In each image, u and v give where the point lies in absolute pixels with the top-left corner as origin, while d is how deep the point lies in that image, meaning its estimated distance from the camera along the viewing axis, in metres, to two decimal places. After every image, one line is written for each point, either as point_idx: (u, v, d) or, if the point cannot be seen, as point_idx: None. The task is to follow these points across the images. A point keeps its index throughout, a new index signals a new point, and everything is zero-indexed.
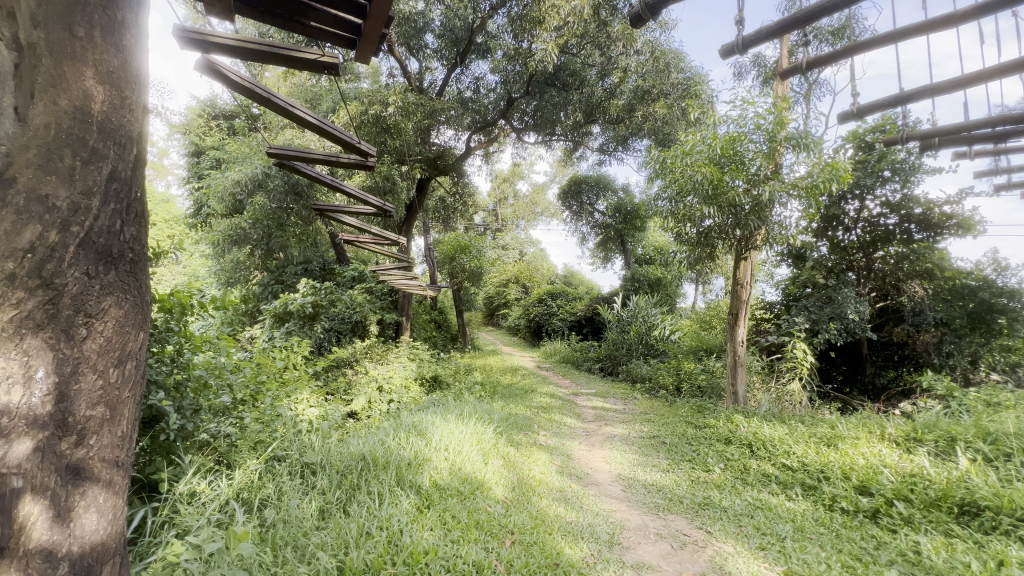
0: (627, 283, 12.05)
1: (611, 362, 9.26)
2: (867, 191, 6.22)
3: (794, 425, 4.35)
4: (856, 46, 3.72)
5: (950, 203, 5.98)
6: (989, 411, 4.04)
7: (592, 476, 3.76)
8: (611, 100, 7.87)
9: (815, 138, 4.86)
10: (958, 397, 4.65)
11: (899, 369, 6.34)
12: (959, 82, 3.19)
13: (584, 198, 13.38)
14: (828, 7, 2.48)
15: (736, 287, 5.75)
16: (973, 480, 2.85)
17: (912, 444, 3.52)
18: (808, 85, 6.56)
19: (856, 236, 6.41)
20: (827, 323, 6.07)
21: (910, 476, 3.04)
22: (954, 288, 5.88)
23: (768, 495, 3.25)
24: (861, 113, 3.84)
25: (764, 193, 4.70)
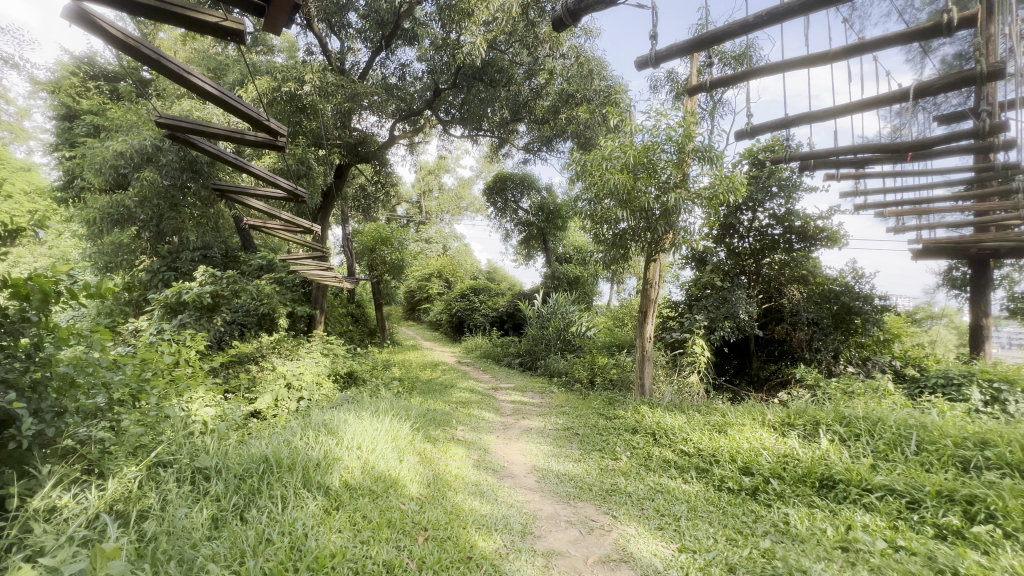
0: (548, 280, 12.42)
1: (530, 358, 9.46)
2: (758, 204, 6.94)
3: (691, 414, 4.76)
4: (755, 70, 4.12)
5: (822, 218, 6.86)
6: (845, 398, 4.74)
7: (508, 469, 3.84)
8: (537, 100, 7.99)
9: (718, 152, 5.27)
10: (824, 387, 5.37)
11: (778, 363, 7.15)
12: (832, 112, 3.67)
13: (509, 195, 13.48)
14: (728, 31, 2.73)
15: (645, 286, 6.14)
16: (831, 458, 3.31)
17: (787, 428, 4.01)
18: (714, 104, 7.14)
19: (748, 244, 7.12)
20: (722, 322, 6.70)
21: (784, 456, 3.45)
22: (824, 292, 6.86)
23: (668, 479, 3.53)
24: (755, 133, 4.27)
25: (672, 200, 5.08)
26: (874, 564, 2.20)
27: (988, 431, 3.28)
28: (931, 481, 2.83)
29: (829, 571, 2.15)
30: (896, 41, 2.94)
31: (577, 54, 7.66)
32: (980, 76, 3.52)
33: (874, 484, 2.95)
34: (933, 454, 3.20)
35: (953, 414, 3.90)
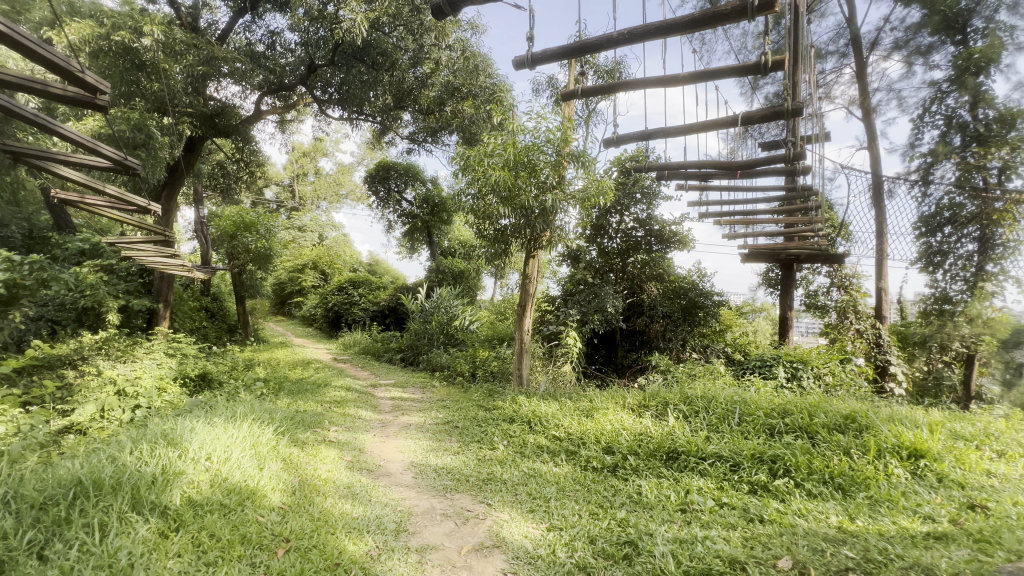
0: (432, 274, 12.25)
1: (412, 352, 9.22)
2: (625, 208, 7.67)
3: (563, 401, 5.10)
4: (622, 84, 4.52)
5: (675, 224, 7.82)
6: (689, 380, 5.47)
7: (384, 467, 3.71)
8: (422, 89, 7.76)
9: (590, 157, 5.68)
10: (673, 371, 6.14)
11: (639, 352, 7.96)
12: (683, 129, 4.18)
13: (392, 185, 12.85)
14: (593, 44, 2.96)
15: (525, 281, 6.38)
16: (675, 433, 3.80)
17: (642, 408, 4.51)
18: (589, 112, 7.68)
19: (615, 244, 7.81)
20: (592, 315, 7.26)
21: (639, 434, 3.87)
22: (675, 289, 7.82)
23: (540, 463, 3.73)
24: (620, 142, 4.70)
25: (550, 199, 5.37)
26: (704, 520, 2.57)
27: (788, 403, 4.05)
28: (747, 446, 3.40)
29: (670, 532, 2.46)
30: (730, 74, 3.45)
31: (463, 48, 7.72)
32: (788, 112, 4.32)
33: (707, 452, 3.44)
34: (750, 423, 3.86)
35: (765, 390, 4.76)
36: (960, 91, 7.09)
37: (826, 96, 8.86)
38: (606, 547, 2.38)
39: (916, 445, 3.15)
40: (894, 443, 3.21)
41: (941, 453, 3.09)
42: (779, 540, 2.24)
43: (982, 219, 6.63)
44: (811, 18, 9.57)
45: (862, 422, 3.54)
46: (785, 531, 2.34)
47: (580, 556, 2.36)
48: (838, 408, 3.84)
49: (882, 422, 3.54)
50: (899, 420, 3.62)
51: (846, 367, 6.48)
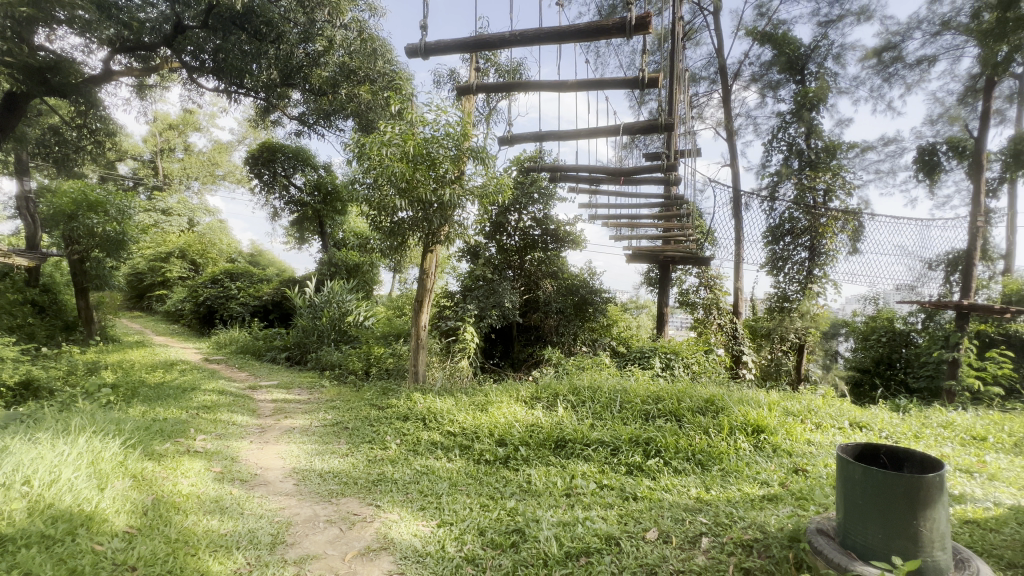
0: (323, 267, 11.46)
1: (299, 350, 8.56)
2: (523, 207, 7.90)
3: (459, 397, 5.10)
4: (520, 85, 4.64)
5: (569, 224, 8.22)
6: (578, 373, 5.83)
7: (260, 476, 3.39)
8: (313, 68, 7.15)
9: (490, 154, 5.72)
10: (564, 364, 6.49)
11: (534, 346, 8.26)
12: (574, 134, 4.41)
13: (278, 168, 11.63)
14: (488, 42, 3.08)
15: (422, 276, 6.25)
16: (563, 423, 4.00)
17: (534, 400, 4.70)
18: (490, 110, 7.76)
19: (514, 241, 8.02)
20: (490, 311, 7.35)
21: (530, 426, 4.02)
22: (568, 286, 8.26)
23: (433, 459, 3.69)
24: (517, 141, 4.81)
25: (448, 194, 5.32)
26: (585, 502, 2.75)
27: (660, 390, 4.50)
28: (626, 431, 3.71)
29: (555, 516, 2.59)
30: (618, 86, 3.70)
31: (360, 29, 7.26)
32: (663, 126, 4.76)
33: (591, 438, 3.69)
34: (629, 409, 4.21)
35: (643, 379, 5.23)
36: (799, 123, 8.43)
37: (699, 116, 9.96)
38: (495, 537, 2.43)
39: (758, 422, 3.69)
40: (742, 421, 3.73)
41: (776, 427, 3.66)
42: (648, 514, 2.47)
43: (812, 232, 7.96)
44: (689, 45, 10.68)
45: (718, 404, 4.06)
46: (653, 506, 2.58)
47: (469, 549, 2.37)
48: (700, 393, 4.36)
49: (733, 404, 4.09)
50: (747, 401, 4.22)
51: (709, 357, 7.39)
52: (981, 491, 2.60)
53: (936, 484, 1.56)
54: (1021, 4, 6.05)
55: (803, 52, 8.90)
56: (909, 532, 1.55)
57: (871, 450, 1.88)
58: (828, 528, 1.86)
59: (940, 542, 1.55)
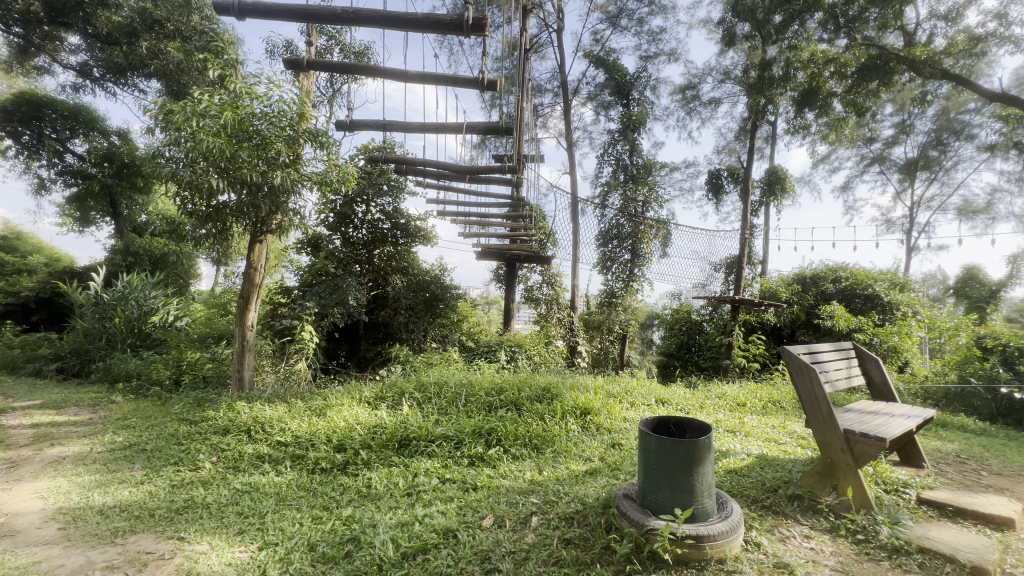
0: (117, 256, 9.34)
1: (77, 360, 6.82)
2: (371, 198, 7.48)
3: (293, 403, 4.64)
4: (364, 69, 4.44)
5: (420, 219, 8.10)
6: (427, 369, 5.82)
7: (4, 526, 2.60)
8: (101, 10, 6.32)
9: (332, 140, 5.30)
10: (412, 362, 6.37)
11: (382, 344, 7.95)
12: (419, 127, 4.37)
13: (46, 128, 9.10)
14: (320, 13, 2.98)
15: (249, 270, 5.51)
16: (408, 421, 3.93)
17: (379, 401, 4.53)
18: (335, 91, 7.22)
19: (361, 234, 7.61)
20: (333, 308, 6.80)
21: (373, 427, 3.86)
22: (418, 282, 8.15)
23: (258, 475, 3.28)
24: (358, 128, 4.56)
25: (281, 178, 4.75)
26: (426, 499, 2.74)
27: (503, 382, 4.72)
28: (469, 424, 3.80)
29: (394, 517, 2.52)
30: (457, 86, 3.73)
31: None
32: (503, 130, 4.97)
33: (436, 434, 3.69)
34: (473, 403, 4.33)
35: (490, 372, 5.44)
36: (624, 141, 9.66)
37: (544, 125, 10.72)
38: (326, 551, 2.26)
39: (586, 405, 4.12)
40: (573, 405, 4.13)
41: (600, 408, 4.14)
42: (486, 502, 2.57)
43: (633, 236, 9.18)
44: (536, 57, 11.40)
45: (553, 391, 4.43)
46: (491, 494, 2.69)
47: (296, 568, 2.16)
48: (539, 382, 4.70)
49: (566, 390, 4.52)
50: (578, 387, 4.69)
51: (550, 349, 8.02)
52: (740, 445, 3.31)
53: (706, 444, 1.92)
54: (772, 68, 7.91)
55: (628, 79, 10.21)
56: (686, 487, 1.88)
57: (663, 422, 2.23)
58: (632, 491, 2.15)
59: (706, 492, 1.92)
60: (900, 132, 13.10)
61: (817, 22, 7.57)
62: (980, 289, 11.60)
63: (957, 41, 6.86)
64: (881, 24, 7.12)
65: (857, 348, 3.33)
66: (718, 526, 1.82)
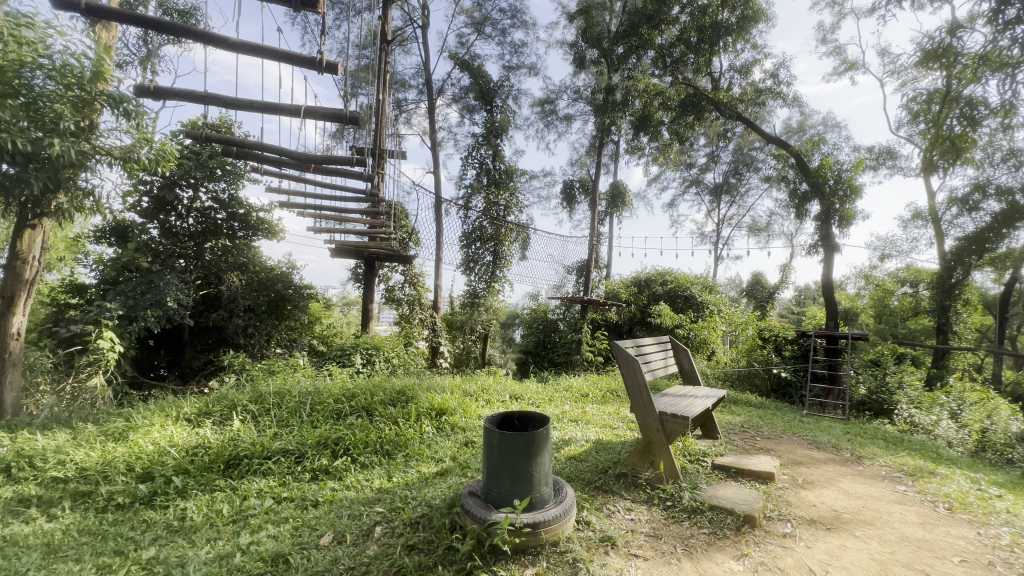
0: None
1: None
2: (200, 182, 6.32)
3: (80, 428, 3.73)
4: (181, 30, 3.81)
5: (263, 210, 7.25)
6: (266, 377, 5.20)
7: None
8: None
9: (143, 109, 4.42)
10: (248, 370, 5.63)
11: (212, 351, 6.93)
12: (257, 105, 3.92)
13: None
14: None
15: (16, 263, 4.33)
16: (239, 438, 3.46)
17: (202, 418, 3.91)
18: (151, 52, 6.06)
19: (188, 224, 6.48)
20: (145, 311, 5.60)
21: (192, 449, 3.32)
22: (260, 280, 7.29)
23: (17, 525, 2.54)
24: (177, 97, 3.92)
25: (66, 148, 3.79)
26: (254, 525, 2.42)
27: (355, 387, 4.47)
28: (314, 435, 3.49)
29: (212, 551, 2.17)
30: (291, 61, 3.40)
31: None
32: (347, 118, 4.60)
33: (273, 450, 3.30)
34: (320, 411, 3.99)
35: (340, 377, 5.09)
36: (487, 146, 9.91)
37: (407, 121, 10.44)
38: None
39: (441, 406, 4.10)
40: (428, 406, 4.08)
41: (455, 408, 4.15)
42: (326, 518, 2.38)
43: (495, 239, 9.47)
44: (399, 50, 11.05)
45: (408, 394, 4.32)
46: (333, 509, 2.50)
47: None
48: (394, 385, 4.55)
49: (422, 392, 4.44)
50: (434, 388, 4.65)
51: (409, 350, 7.85)
52: (580, 433, 3.62)
53: (543, 436, 2.04)
54: (616, 93, 8.88)
55: (492, 86, 10.50)
56: (525, 477, 1.97)
57: (507, 417, 2.31)
58: (477, 488, 2.19)
59: (543, 480, 2.04)
60: (710, 161, 15.80)
61: (650, 59, 8.69)
62: (762, 290, 14.57)
63: (747, 91, 8.53)
64: (696, 68, 8.47)
65: (673, 341, 3.87)
66: (552, 511, 1.96)
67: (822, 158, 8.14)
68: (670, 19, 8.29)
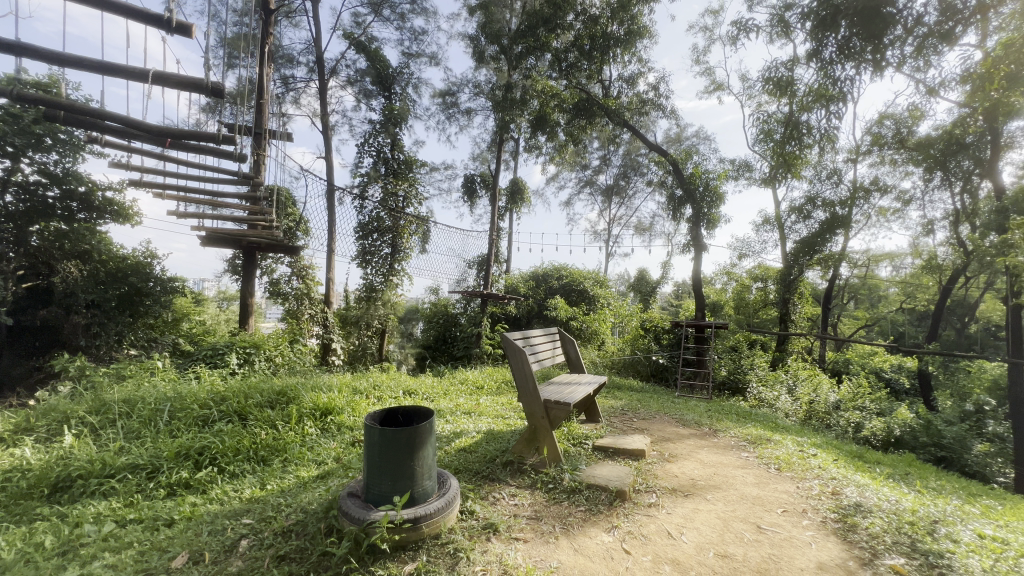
0: None
1: None
2: (20, 150, 5.21)
3: None
4: None
5: (112, 190, 6.22)
6: (114, 384, 4.47)
7: None
8: None
9: None
10: (90, 375, 4.79)
11: (40, 357, 5.76)
12: (103, 66, 3.34)
13: None
14: None
15: None
16: (72, 455, 2.93)
17: (20, 436, 3.24)
18: None
19: (5, 201, 5.41)
20: None
21: (5, 474, 2.75)
22: (108, 271, 6.23)
23: None
24: None
25: None
26: (86, 555, 2.05)
27: (226, 390, 4.04)
28: (172, 446, 3.09)
29: None
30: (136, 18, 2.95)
31: None
32: (207, 89, 3.92)
33: (117, 467, 2.85)
34: (181, 419, 3.54)
35: (210, 380, 4.55)
36: (385, 134, 9.51)
37: (294, 100, 9.62)
38: None
39: (327, 406, 3.87)
40: (311, 407, 3.82)
41: (343, 407, 3.95)
42: (182, 538, 2.11)
43: (393, 231, 9.09)
44: (286, 22, 10.13)
45: (289, 395, 4.01)
46: (190, 526, 2.23)
47: None
48: (273, 386, 4.19)
49: (306, 392, 4.15)
50: (320, 387, 4.37)
51: (296, 348, 7.28)
52: (472, 424, 3.65)
53: (426, 429, 2.02)
54: (516, 91, 9.05)
55: (390, 72, 10.08)
56: (408, 473, 1.94)
57: (391, 412, 2.25)
58: (357, 488, 2.10)
59: (427, 474, 2.02)
60: (603, 163, 16.83)
61: (547, 61, 8.99)
62: (646, 285, 15.94)
63: (633, 101, 9.23)
64: (589, 75, 8.96)
65: (561, 333, 4.07)
66: (435, 504, 1.95)
67: (694, 167, 9.11)
68: (565, 25, 8.65)
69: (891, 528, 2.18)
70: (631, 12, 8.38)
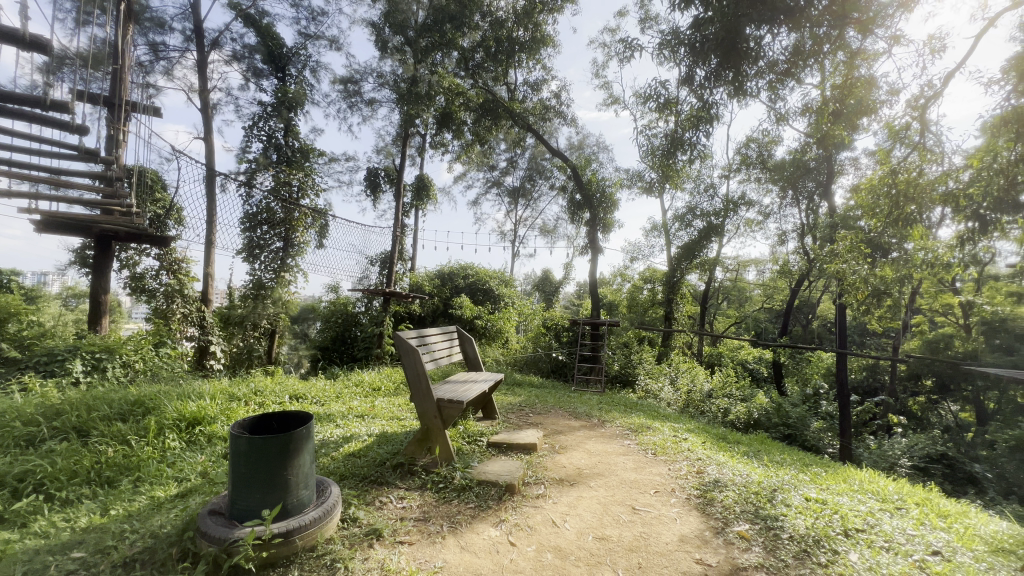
0: None
1: None
2: None
3: None
4: None
5: None
6: None
7: None
8: None
9: None
10: None
11: None
12: None
13: None
14: None
15: None
16: None
17: None
18: None
19: None
20: None
21: None
22: None
23: None
24: None
25: None
26: None
27: (62, 402, 3.43)
28: None
29: None
30: None
31: None
32: (23, 42, 3.22)
33: None
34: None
35: (45, 391, 3.84)
36: (277, 118, 8.74)
37: (165, 71, 8.47)
38: None
39: (194, 415, 3.46)
40: (175, 417, 3.39)
41: (215, 416, 3.56)
42: None
43: (286, 224, 8.38)
44: None
45: (147, 405, 3.52)
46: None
47: None
48: (127, 395, 3.65)
49: (169, 400, 3.67)
50: (188, 394, 3.88)
51: (163, 352, 6.41)
52: (365, 427, 3.50)
53: (303, 435, 1.88)
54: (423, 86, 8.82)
55: (285, 52, 9.25)
56: (281, 483, 1.80)
57: (263, 419, 2.07)
58: (221, 504, 1.90)
59: (303, 483, 1.89)
60: (510, 165, 17.15)
61: (453, 59, 8.91)
62: (549, 284, 16.55)
63: (537, 107, 9.52)
64: (495, 77, 9.06)
65: (459, 332, 4.06)
66: (310, 515, 1.82)
67: (592, 174, 9.65)
68: (472, 24, 8.67)
69: (740, 498, 2.49)
70: (536, 19, 8.62)
